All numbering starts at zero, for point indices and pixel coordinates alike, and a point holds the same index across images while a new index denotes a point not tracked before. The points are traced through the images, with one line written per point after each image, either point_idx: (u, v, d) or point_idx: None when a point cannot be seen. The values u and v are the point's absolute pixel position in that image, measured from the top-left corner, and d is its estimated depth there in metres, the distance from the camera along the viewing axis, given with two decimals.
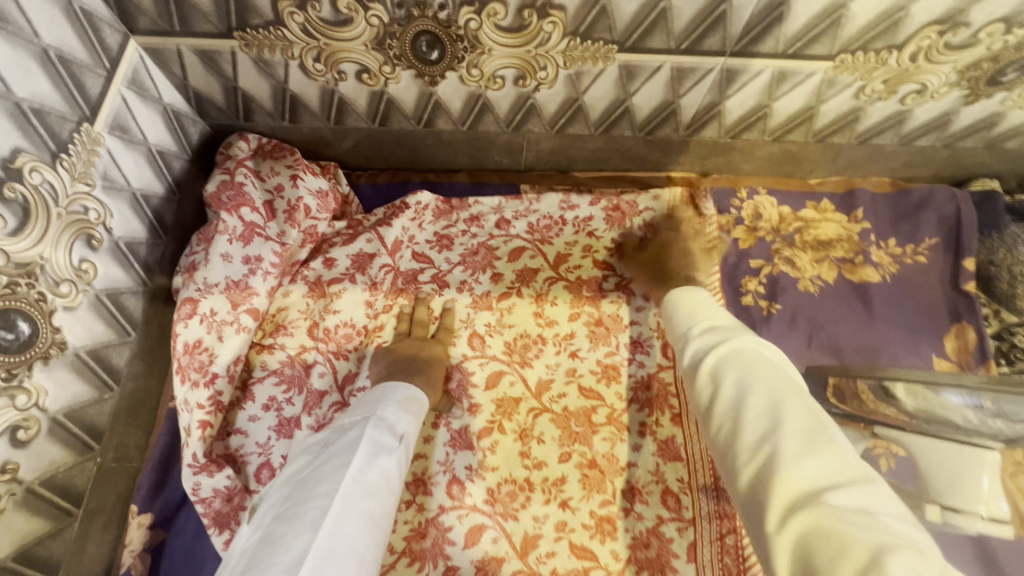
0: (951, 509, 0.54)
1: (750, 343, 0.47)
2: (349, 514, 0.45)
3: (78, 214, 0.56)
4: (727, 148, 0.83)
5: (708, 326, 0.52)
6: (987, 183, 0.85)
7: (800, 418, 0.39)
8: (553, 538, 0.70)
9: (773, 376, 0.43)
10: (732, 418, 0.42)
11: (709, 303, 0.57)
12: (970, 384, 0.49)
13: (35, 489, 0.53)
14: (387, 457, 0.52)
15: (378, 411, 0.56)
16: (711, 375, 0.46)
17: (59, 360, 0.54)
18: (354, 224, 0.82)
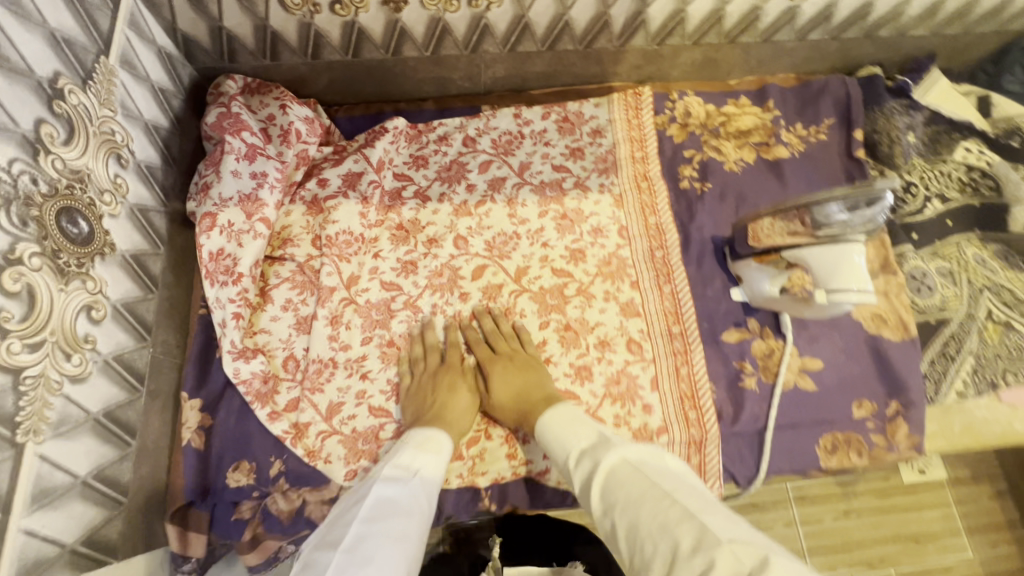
0: (833, 290, 0.75)
1: (614, 460, 0.56)
2: (366, 534, 0.53)
3: (107, 135, 0.65)
4: (656, 55, 0.98)
5: (580, 450, 0.62)
6: (872, 70, 1.01)
7: (690, 532, 0.45)
8: None
9: (645, 490, 0.51)
10: (637, 553, 0.48)
11: (573, 417, 0.67)
12: (841, 195, 0.69)
13: (112, 362, 0.63)
14: (397, 491, 0.59)
15: (396, 459, 0.64)
16: (603, 508, 0.53)
17: (112, 257, 0.64)
18: (339, 148, 0.92)
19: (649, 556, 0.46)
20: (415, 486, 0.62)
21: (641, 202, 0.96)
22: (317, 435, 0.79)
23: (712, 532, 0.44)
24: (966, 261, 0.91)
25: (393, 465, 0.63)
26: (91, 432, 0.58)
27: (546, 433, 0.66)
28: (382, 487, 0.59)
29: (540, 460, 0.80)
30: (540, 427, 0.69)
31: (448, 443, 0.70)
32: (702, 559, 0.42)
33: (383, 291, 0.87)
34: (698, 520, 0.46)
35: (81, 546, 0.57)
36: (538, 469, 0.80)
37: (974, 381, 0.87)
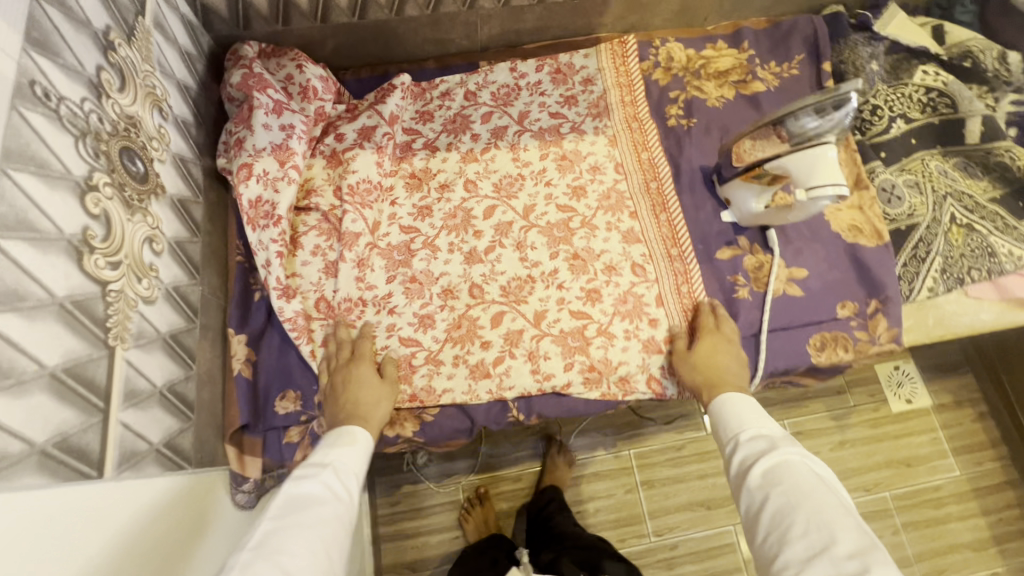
0: (812, 188, 0.82)
1: (792, 457, 0.67)
2: (283, 532, 0.56)
3: (150, 88, 0.71)
4: (638, 4, 1.06)
5: (756, 433, 0.73)
6: (835, 8, 1.10)
7: (848, 539, 0.56)
8: (557, 310, 0.92)
9: (812, 488, 0.62)
10: (780, 532, 0.60)
11: (756, 409, 0.78)
12: (816, 99, 0.79)
13: (172, 292, 0.69)
14: (310, 481, 0.63)
15: (311, 459, 0.68)
16: (761, 481, 0.66)
17: (164, 198, 0.71)
18: (351, 107, 0.98)
19: (795, 536, 0.58)
20: (330, 478, 0.65)
21: (633, 141, 1.04)
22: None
23: (868, 545, 0.54)
24: (930, 172, 1.00)
25: (305, 464, 0.67)
26: (162, 350, 0.65)
27: (727, 411, 0.78)
28: (300, 478, 0.63)
29: (561, 373, 0.88)
30: (718, 405, 0.81)
31: (365, 437, 0.74)
32: (854, 560, 0.53)
33: (402, 234, 0.94)
34: (853, 532, 0.56)
35: (164, 449, 0.63)
36: (560, 382, 0.88)
37: (943, 279, 0.97)
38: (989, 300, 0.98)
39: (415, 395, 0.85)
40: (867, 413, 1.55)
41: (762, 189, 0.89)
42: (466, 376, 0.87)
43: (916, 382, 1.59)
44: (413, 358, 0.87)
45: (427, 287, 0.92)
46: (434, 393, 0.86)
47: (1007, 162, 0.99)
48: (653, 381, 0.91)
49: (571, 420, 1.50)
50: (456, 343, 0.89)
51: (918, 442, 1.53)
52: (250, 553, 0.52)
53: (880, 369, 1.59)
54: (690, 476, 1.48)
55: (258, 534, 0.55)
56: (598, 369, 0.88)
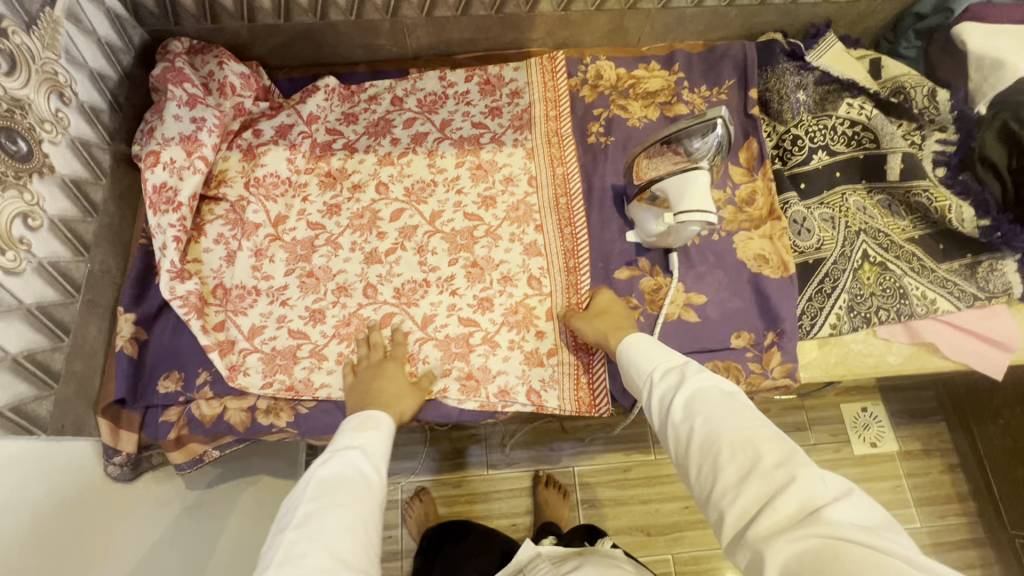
0: (681, 214, 0.82)
1: (705, 382, 0.65)
2: (322, 517, 0.60)
3: (50, 75, 0.76)
4: (567, 20, 1.07)
5: (667, 367, 0.70)
6: (772, 35, 1.09)
7: (778, 451, 0.54)
8: (446, 316, 0.93)
9: (737, 412, 0.60)
10: (711, 462, 0.58)
11: (657, 345, 0.75)
12: (687, 122, 0.79)
13: (48, 267, 0.73)
14: (337, 463, 0.66)
15: (337, 443, 0.71)
16: (682, 413, 0.63)
17: (51, 178, 0.75)
18: (275, 104, 1.02)
19: (724, 465, 0.56)
20: (361, 457, 0.69)
21: (551, 155, 1.04)
22: (239, 352, 0.88)
23: (792, 451, 0.54)
24: (847, 207, 0.98)
25: (334, 447, 0.70)
26: (22, 319, 0.69)
27: (635, 352, 0.75)
28: (327, 462, 0.66)
29: (438, 377, 0.90)
30: (627, 346, 0.78)
31: (387, 420, 0.76)
32: (785, 473, 0.52)
33: (308, 230, 0.97)
34: (778, 443, 0.55)
35: (9, 413, 0.67)
36: (438, 386, 0.89)
37: (848, 317, 0.94)
38: (900, 342, 0.95)
39: (293, 386, 0.87)
40: (826, 453, 1.47)
41: (653, 228, 0.89)
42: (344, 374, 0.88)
43: (883, 425, 1.51)
44: (298, 350, 0.90)
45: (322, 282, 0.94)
46: (311, 386, 0.88)
47: (926, 203, 0.96)
48: (532, 393, 0.90)
49: (512, 431, 1.49)
50: (343, 340, 0.91)
51: (879, 489, 1.45)
52: (298, 542, 0.57)
53: (846, 410, 1.51)
54: (633, 500, 1.45)
55: (299, 522, 0.60)
56: (475, 377, 0.90)
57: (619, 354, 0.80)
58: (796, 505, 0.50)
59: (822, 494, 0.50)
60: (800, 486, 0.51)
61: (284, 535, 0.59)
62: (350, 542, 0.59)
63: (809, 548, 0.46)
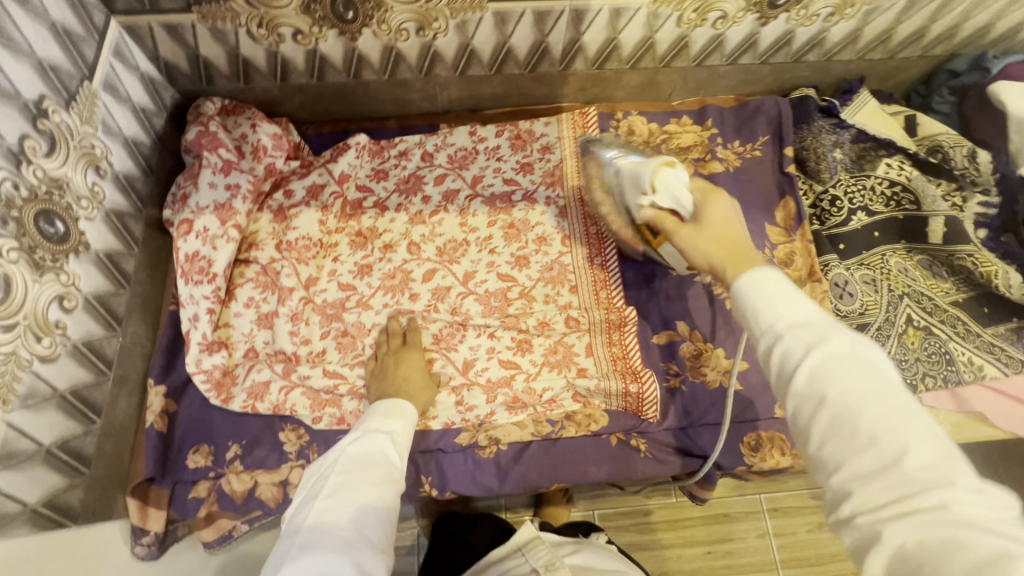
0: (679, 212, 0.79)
1: (850, 348, 0.41)
2: (349, 490, 0.58)
3: (87, 149, 0.74)
4: (599, 77, 1.04)
5: (801, 313, 0.43)
6: (805, 91, 1.08)
7: (928, 445, 0.36)
8: (489, 402, 0.88)
9: (883, 392, 0.38)
10: (836, 448, 0.38)
11: (785, 284, 0.45)
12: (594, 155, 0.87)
13: (81, 347, 0.71)
14: (371, 444, 0.65)
15: (368, 425, 0.70)
16: (809, 382, 0.40)
17: (86, 256, 0.73)
18: (306, 163, 1.00)
19: (853, 453, 0.38)
20: (390, 440, 0.68)
21: (584, 213, 1.03)
22: (278, 391, 0.86)
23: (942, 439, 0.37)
24: (889, 269, 0.97)
25: (364, 429, 0.69)
26: (57, 407, 0.67)
27: (755, 292, 0.46)
28: (362, 442, 0.65)
29: (484, 404, 0.88)
30: (744, 285, 0.47)
31: (413, 412, 0.78)
32: (938, 473, 0.35)
33: (339, 291, 0.95)
34: (929, 434, 0.37)
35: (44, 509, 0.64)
36: (484, 413, 0.88)
37: None
38: (945, 410, 0.92)
39: (336, 422, 0.86)
40: None
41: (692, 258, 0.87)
42: None
43: None
44: (336, 389, 0.87)
45: (407, 344, 0.90)
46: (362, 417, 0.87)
47: (970, 267, 0.94)
48: (579, 395, 0.89)
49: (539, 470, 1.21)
50: None
51: None
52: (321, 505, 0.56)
53: None
54: (654, 544, 1.22)
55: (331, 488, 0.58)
56: (522, 401, 0.88)
57: (725, 290, 0.50)
58: (940, 505, 0.34)
59: (980, 496, 0.34)
60: (960, 493, 0.34)
61: (312, 504, 0.57)
62: (375, 527, 0.56)
63: (945, 553, 0.32)
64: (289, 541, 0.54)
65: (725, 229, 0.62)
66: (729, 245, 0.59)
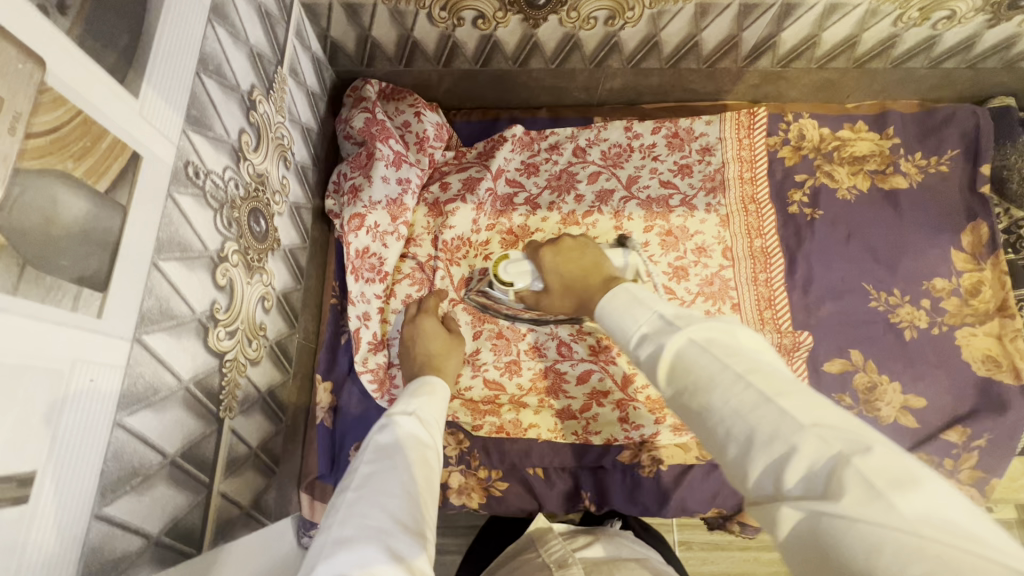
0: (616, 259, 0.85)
1: (681, 339, 0.46)
2: (374, 475, 0.52)
3: (278, 139, 0.71)
4: (778, 76, 0.97)
5: (651, 327, 0.50)
6: (1006, 101, 0.98)
7: (770, 412, 0.37)
8: (656, 423, 0.84)
9: (721, 370, 0.41)
10: (710, 435, 0.41)
11: (636, 291, 0.56)
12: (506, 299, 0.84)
13: (274, 347, 0.70)
14: (393, 429, 0.60)
15: (394, 408, 0.65)
16: (673, 387, 0.45)
17: (277, 252, 0.71)
18: (459, 154, 0.97)
19: (721, 440, 0.40)
20: (417, 420, 0.62)
21: (747, 224, 0.96)
22: None
23: (781, 397, 0.38)
24: None
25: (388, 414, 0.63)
26: (261, 410, 0.66)
27: (609, 313, 0.56)
28: (384, 430, 0.60)
29: (650, 424, 0.84)
30: (604, 307, 0.58)
31: (442, 393, 0.72)
32: (785, 444, 0.35)
33: (492, 292, 0.90)
34: (795, 407, 0.37)
35: (252, 511, 0.65)
36: (649, 433, 0.84)
37: None
38: None
39: (496, 429, 0.85)
40: None
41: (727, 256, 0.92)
42: (552, 416, 0.86)
43: None
44: (496, 400, 0.86)
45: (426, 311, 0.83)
46: (521, 427, 0.85)
47: None
48: None
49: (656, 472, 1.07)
50: (540, 393, 0.86)
51: None
52: (351, 494, 0.51)
53: None
54: (732, 544, 1.12)
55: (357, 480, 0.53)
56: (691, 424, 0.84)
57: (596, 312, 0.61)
58: (805, 472, 0.34)
59: (831, 442, 0.34)
60: (804, 457, 0.34)
61: (342, 497, 0.51)
62: (407, 509, 0.50)
63: (827, 533, 0.31)
64: (322, 541, 0.46)
65: (565, 265, 0.77)
66: (574, 270, 0.76)
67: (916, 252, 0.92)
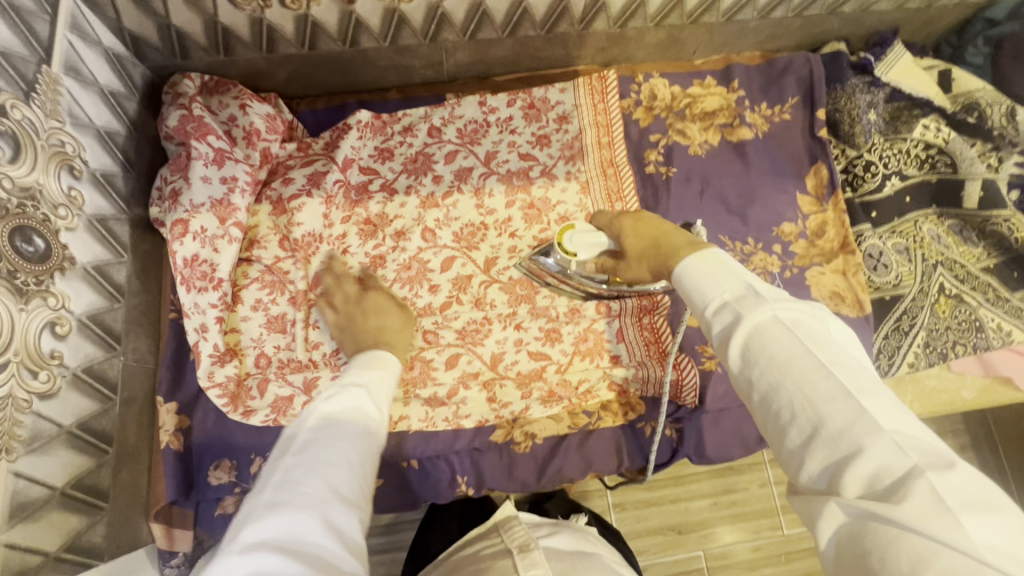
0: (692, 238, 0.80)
1: (766, 315, 0.46)
2: (317, 440, 0.49)
3: (57, 147, 0.64)
4: (621, 37, 0.97)
5: (732, 296, 0.49)
6: (836, 46, 1.01)
7: (849, 409, 0.39)
8: (524, 397, 0.85)
9: (802, 355, 0.43)
10: (775, 419, 0.42)
11: (723, 259, 0.53)
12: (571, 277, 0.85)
13: (81, 376, 0.64)
14: (346, 394, 0.56)
15: (344, 376, 0.61)
16: (742, 359, 0.46)
17: (73, 272, 0.65)
18: (303, 146, 0.92)
19: (784, 423, 0.42)
20: (369, 390, 0.60)
21: (607, 188, 0.95)
22: (302, 404, 0.79)
23: (863, 395, 0.40)
24: (922, 238, 0.93)
25: (338, 380, 0.60)
26: (66, 445, 0.61)
27: (692, 275, 0.53)
28: (332, 394, 0.56)
29: (518, 400, 0.85)
30: (686, 268, 0.55)
31: (394, 361, 0.69)
32: (854, 442, 0.38)
33: (352, 286, 0.86)
34: (879, 412, 0.39)
35: (64, 554, 0.61)
36: (518, 409, 0.85)
37: (925, 354, 0.90)
38: (973, 376, 0.91)
39: None
40: None
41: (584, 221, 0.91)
42: (423, 406, 0.84)
43: None
44: None
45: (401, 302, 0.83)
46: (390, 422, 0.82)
47: (1005, 233, 0.91)
48: (614, 386, 0.86)
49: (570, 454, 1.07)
50: (407, 384, 0.84)
51: None
52: (290, 458, 0.47)
53: None
54: (661, 499, 1.12)
55: (296, 443, 0.49)
56: (558, 394, 0.85)
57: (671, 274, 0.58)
58: (867, 475, 0.37)
59: (907, 453, 0.37)
60: (871, 458, 0.37)
61: (280, 460, 0.47)
62: (350, 479, 0.47)
63: (877, 533, 0.35)
64: (251, 504, 0.44)
65: (641, 232, 0.73)
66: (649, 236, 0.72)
67: (762, 200, 0.95)
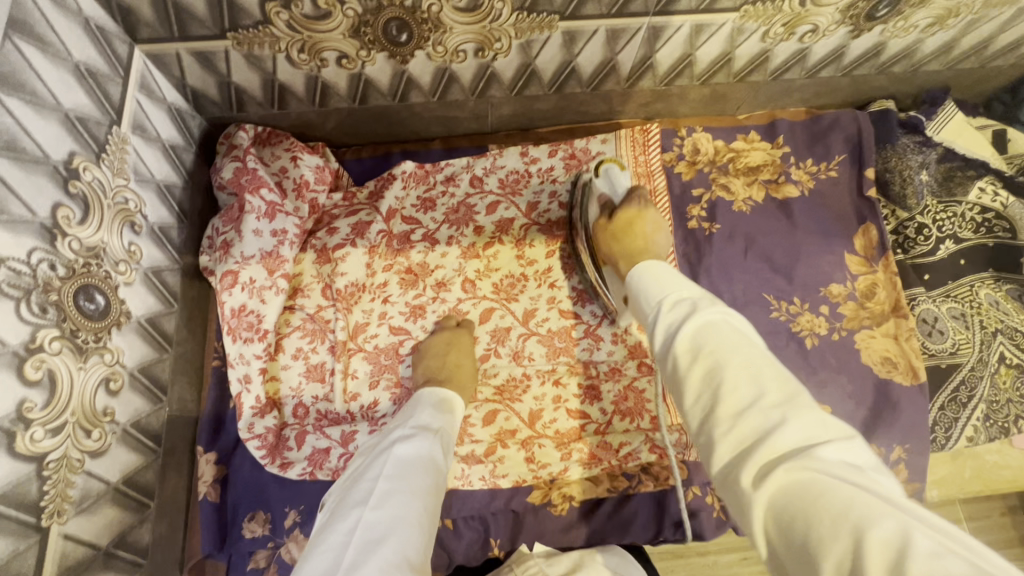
0: None
1: (717, 314, 0.49)
2: (392, 495, 0.53)
3: (122, 204, 0.66)
4: (665, 93, 0.97)
5: (685, 295, 0.53)
6: (884, 104, 1.00)
7: (780, 389, 0.41)
8: (563, 458, 0.83)
9: (750, 349, 0.45)
10: (711, 395, 0.44)
11: (675, 273, 0.58)
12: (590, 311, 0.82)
13: (129, 430, 0.65)
14: (414, 444, 0.60)
15: (415, 418, 0.65)
16: (688, 346, 0.48)
17: (128, 326, 0.66)
18: (349, 196, 0.93)
19: (716, 399, 0.43)
20: (437, 438, 0.63)
21: None
22: (339, 458, 0.77)
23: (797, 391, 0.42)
24: (979, 303, 0.90)
25: (406, 424, 0.64)
26: (111, 503, 0.62)
27: (646, 282, 0.58)
28: (404, 442, 0.60)
29: (557, 461, 0.82)
30: (640, 278, 0.60)
31: (460, 407, 0.71)
32: (782, 414, 0.39)
33: (391, 336, 0.85)
34: (805, 397, 0.41)
35: None
36: (557, 470, 0.82)
37: (985, 427, 0.85)
38: None
39: None
40: None
41: None
42: (459, 461, 0.82)
43: None
44: None
45: (462, 326, 0.86)
46: None
47: None
48: (655, 447, 0.83)
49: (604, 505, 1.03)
50: None
51: None
52: (368, 511, 0.51)
53: None
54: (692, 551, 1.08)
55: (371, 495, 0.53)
56: (598, 457, 0.83)
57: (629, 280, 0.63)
58: (795, 444, 0.38)
59: (828, 425, 0.39)
60: (796, 426, 0.38)
61: (357, 511, 0.52)
62: (418, 541, 0.50)
63: (806, 488, 0.35)
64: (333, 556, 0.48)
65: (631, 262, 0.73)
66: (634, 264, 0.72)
67: (809, 260, 0.93)
